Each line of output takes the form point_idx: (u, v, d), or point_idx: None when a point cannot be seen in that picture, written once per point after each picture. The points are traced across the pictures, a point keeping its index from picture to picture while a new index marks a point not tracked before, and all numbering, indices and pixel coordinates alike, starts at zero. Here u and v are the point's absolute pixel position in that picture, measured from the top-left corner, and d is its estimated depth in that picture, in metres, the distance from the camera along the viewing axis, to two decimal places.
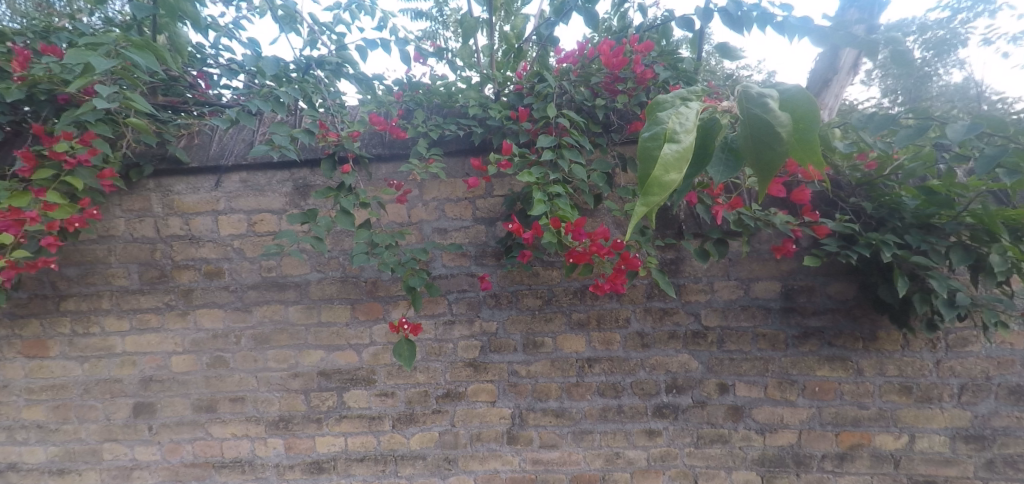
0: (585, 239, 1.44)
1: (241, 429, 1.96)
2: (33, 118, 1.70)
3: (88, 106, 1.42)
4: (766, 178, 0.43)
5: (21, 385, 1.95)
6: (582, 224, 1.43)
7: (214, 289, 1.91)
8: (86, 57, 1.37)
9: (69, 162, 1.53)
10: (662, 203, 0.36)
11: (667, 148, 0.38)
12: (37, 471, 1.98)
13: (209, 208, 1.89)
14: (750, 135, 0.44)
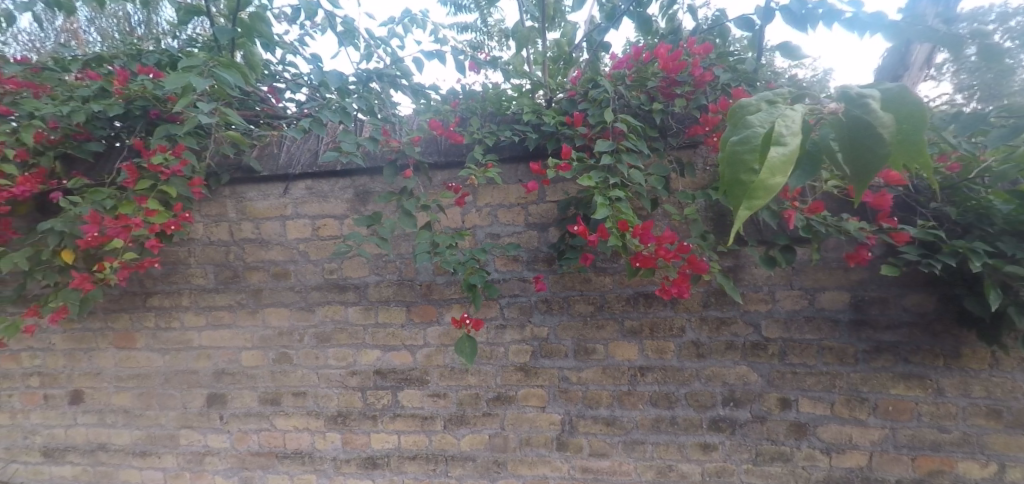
0: (652, 242, 1.40)
1: (302, 422, 2.05)
2: (126, 133, 1.86)
3: (191, 120, 1.58)
4: (866, 180, 0.42)
5: (112, 373, 2.14)
6: (650, 227, 1.38)
7: (281, 289, 2.03)
8: (185, 78, 1.50)
9: (164, 174, 1.66)
10: (768, 207, 0.35)
11: (775, 151, 0.36)
12: (124, 452, 2.16)
13: (278, 213, 2.01)
14: (848, 138, 0.44)
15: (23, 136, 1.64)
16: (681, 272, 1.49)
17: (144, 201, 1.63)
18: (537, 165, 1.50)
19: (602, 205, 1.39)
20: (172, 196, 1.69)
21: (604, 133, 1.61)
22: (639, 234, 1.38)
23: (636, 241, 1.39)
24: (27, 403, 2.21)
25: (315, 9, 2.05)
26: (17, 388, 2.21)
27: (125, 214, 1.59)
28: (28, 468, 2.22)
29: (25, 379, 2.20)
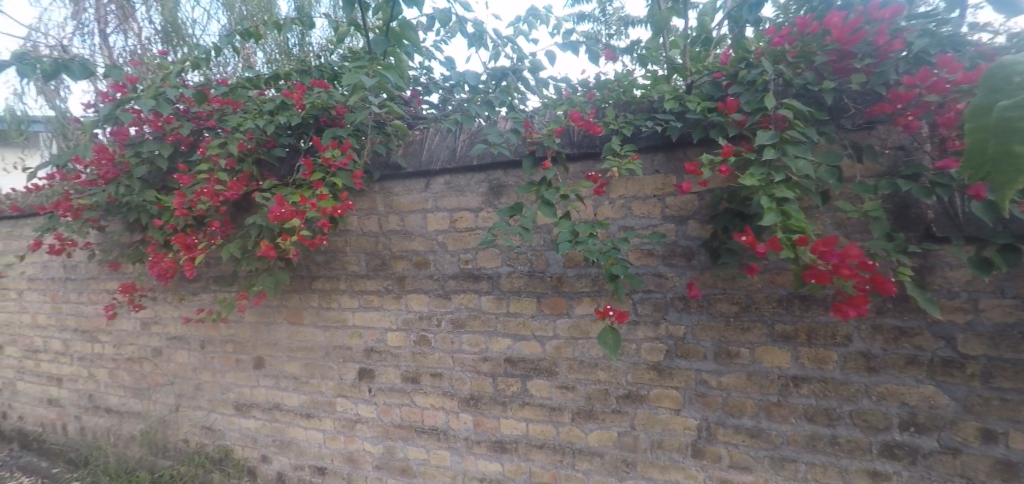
0: (834, 259, 1.21)
1: (439, 402, 2.16)
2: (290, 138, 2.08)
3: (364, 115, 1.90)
4: None
5: (286, 345, 2.39)
6: (833, 242, 1.20)
7: (422, 277, 2.16)
8: (358, 78, 1.79)
9: (333, 167, 1.88)
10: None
11: None
12: (293, 413, 2.39)
13: (420, 207, 2.16)
14: None
15: (230, 147, 1.94)
16: (861, 291, 1.26)
17: (318, 186, 1.86)
18: (692, 166, 1.40)
19: (768, 211, 1.27)
20: (339, 186, 1.92)
21: (762, 122, 1.46)
22: (819, 250, 1.21)
23: (812, 256, 1.22)
24: (223, 365, 2.50)
25: (451, 15, 2.17)
26: (216, 352, 2.50)
27: (304, 198, 1.81)
28: (224, 418, 2.51)
29: (221, 345, 2.50)
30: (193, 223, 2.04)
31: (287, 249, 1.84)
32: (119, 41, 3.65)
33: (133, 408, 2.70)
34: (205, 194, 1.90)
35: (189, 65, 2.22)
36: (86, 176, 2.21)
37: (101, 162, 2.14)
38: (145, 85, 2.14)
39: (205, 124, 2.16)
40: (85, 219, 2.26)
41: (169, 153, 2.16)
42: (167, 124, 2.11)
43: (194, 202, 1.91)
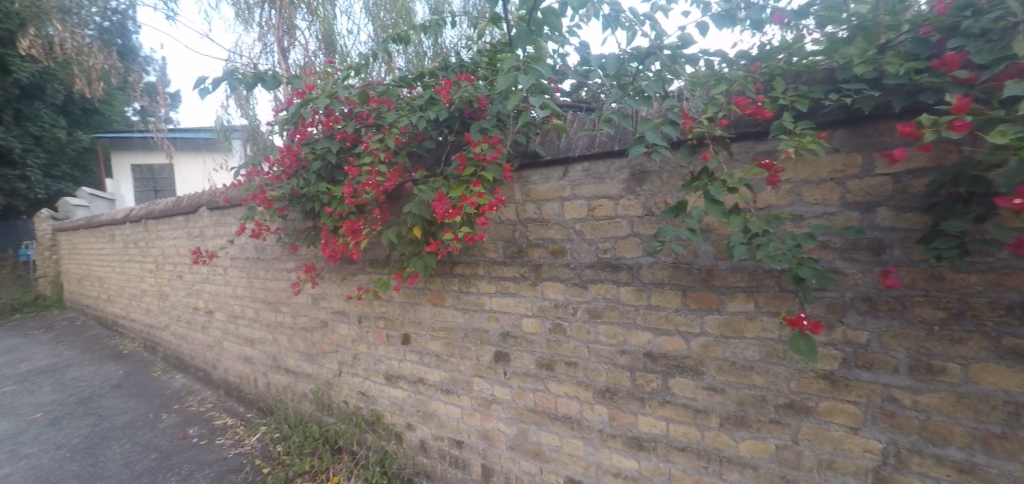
0: None
1: (573, 390, 2.12)
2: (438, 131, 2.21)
3: (525, 113, 1.87)
4: None
5: (428, 324, 2.51)
6: None
7: (558, 266, 2.14)
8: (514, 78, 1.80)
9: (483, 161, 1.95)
10: None
11: None
12: (434, 388, 2.49)
13: (557, 195, 2.14)
14: None
15: (387, 142, 2.10)
16: None
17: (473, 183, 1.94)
18: (906, 129, 1.16)
19: None
20: (490, 181, 1.97)
21: (1005, 72, 1.17)
22: None
23: None
24: (377, 339, 2.70)
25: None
26: (371, 326, 2.71)
27: (462, 193, 1.91)
28: (376, 386, 2.70)
29: (376, 320, 2.69)
30: (354, 213, 2.25)
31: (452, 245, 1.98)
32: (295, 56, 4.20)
33: (305, 370, 3.01)
34: (369, 184, 2.07)
35: (352, 72, 2.49)
36: (272, 173, 2.63)
37: (286, 160, 2.51)
38: (319, 91, 2.40)
39: (365, 122, 2.33)
40: (275, 207, 2.60)
41: (337, 151, 2.37)
42: (337, 123, 2.32)
43: (362, 191, 2.09)
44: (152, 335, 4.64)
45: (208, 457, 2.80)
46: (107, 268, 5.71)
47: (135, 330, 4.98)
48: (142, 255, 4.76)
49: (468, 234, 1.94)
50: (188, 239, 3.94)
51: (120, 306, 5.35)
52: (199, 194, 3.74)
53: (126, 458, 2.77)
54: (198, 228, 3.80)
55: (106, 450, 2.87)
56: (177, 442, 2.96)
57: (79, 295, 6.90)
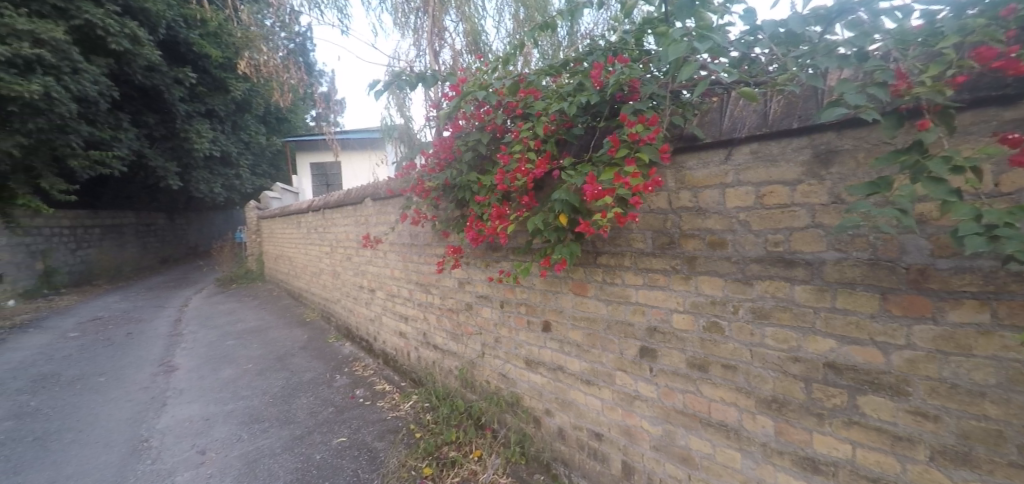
0: None
1: (729, 396, 1.90)
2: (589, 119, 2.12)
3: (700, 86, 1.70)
4: None
5: (570, 313, 2.45)
6: None
7: (717, 259, 1.92)
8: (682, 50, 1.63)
9: (639, 142, 1.80)
10: None
11: None
12: (574, 377, 2.44)
13: (718, 181, 1.92)
14: None
15: (536, 129, 2.07)
16: None
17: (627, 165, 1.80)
18: None
19: None
20: (644, 162, 1.81)
21: None
22: None
23: None
24: (518, 324, 2.71)
25: None
26: (513, 311, 2.73)
27: (616, 175, 1.78)
28: (516, 369, 2.72)
29: (516, 306, 2.70)
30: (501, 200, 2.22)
31: (602, 227, 1.85)
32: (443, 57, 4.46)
33: (451, 348, 3.20)
34: (518, 172, 2.03)
35: (500, 63, 2.49)
36: (427, 164, 2.68)
37: (440, 154, 2.54)
38: (472, 85, 2.43)
39: (515, 112, 2.27)
40: (432, 197, 2.70)
41: (488, 143, 2.32)
42: (489, 115, 2.29)
43: (511, 179, 2.05)
44: (328, 306, 5.45)
45: (372, 416, 3.18)
46: (294, 249, 6.84)
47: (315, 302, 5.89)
48: (321, 239, 5.58)
49: (620, 215, 1.79)
50: (356, 226, 4.50)
51: (304, 282, 6.38)
52: (365, 187, 4.24)
53: (311, 409, 3.30)
54: (363, 216, 4.31)
55: (296, 399, 3.45)
56: (347, 400, 3.42)
57: (275, 270, 8.41)
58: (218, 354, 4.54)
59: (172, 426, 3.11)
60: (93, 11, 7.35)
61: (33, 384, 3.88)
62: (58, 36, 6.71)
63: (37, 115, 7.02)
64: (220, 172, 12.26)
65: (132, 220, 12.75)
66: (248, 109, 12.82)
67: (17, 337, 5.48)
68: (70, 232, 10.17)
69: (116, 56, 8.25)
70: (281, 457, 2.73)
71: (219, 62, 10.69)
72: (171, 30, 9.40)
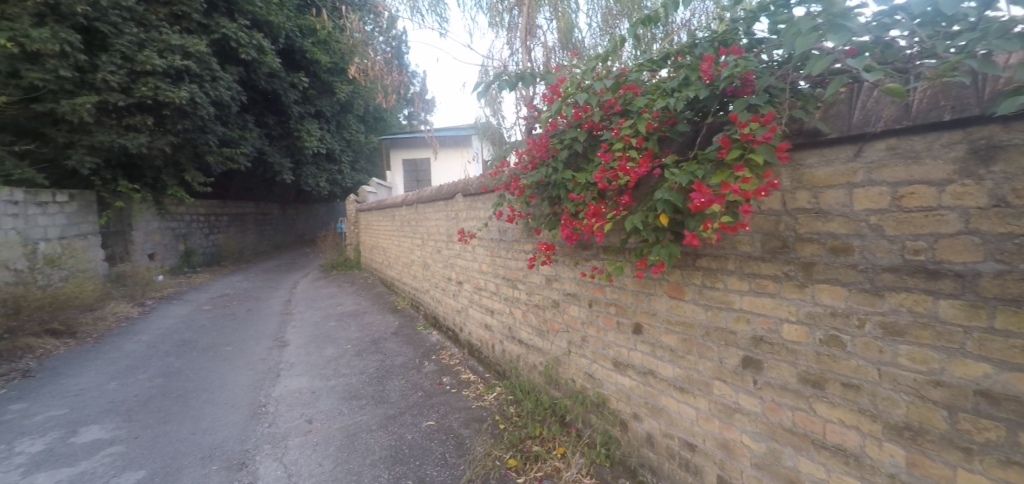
0: None
1: (849, 417, 1.64)
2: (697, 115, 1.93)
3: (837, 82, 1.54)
4: None
5: (663, 316, 2.32)
6: None
7: (839, 265, 1.63)
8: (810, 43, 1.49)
9: (753, 143, 1.58)
10: None
11: None
12: (666, 383, 2.32)
13: (844, 180, 1.63)
14: None
15: (638, 126, 1.92)
16: None
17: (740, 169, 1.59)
18: None
19: None
20: (759, 164, 1.58)
21: None
22: None
23: None
24: (606, 324, 2.63)
25: None
26: (602, 311, 2.65)
27: (725, 180, 1.60)
28: (603, 370, 2.67)
29: (606, 305, 2.62)
30: (596, 198, 2.12)
31: (709, 234, 1.71)
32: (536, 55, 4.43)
33: (536, 344, 3.22)
34: (619, 171, 1.90)
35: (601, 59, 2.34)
36: (520, 162, 2.66)
37: (534, 151, 2.48)
38: (569, 84, 2.33)
39: (615, 110, 2.08)
40: (525, 195, 2.58)
41: (584, 141, 2.22)
42: (585, 113, 2.16)
43: (612, 177, 1.94)
44: (417, 296, 5.75)
45: (458, 404, 3.30)
46: (389, 240, 7.31)
47: (407, 291, 6.23)
48: (414, 233, 5.89)
49: (728, 223, 1.65)
50: (447, 221, 4.69)
51: (396, 272, 6.80)
52: (456, 183, 4.40)
53: (403, 391, 3.50)
54: (454, 212, 4.48)
55: (389, 381, 3.67)
56: (436, 386, 3.59)
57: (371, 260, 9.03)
58: (322, 333, 4.99)
59: (285, 394, 3.46)
60: (228, 25, 8.40)
61: (178, 348, 4.53)
62: (202, 48, 7.76)
63: (185, 117, 8.14)
64: (324, 168, 13.43)
65: (253, 211, 14.48)
66: (348, 109, 13.82)
67: (168, 306, 6.47)
68: (205, 220, 11.74)
69: (245, 65, 9.36)
70: (377, 433, 2.93)
71: (329, 67, 11.67)
72: (288, 40, 10.39)
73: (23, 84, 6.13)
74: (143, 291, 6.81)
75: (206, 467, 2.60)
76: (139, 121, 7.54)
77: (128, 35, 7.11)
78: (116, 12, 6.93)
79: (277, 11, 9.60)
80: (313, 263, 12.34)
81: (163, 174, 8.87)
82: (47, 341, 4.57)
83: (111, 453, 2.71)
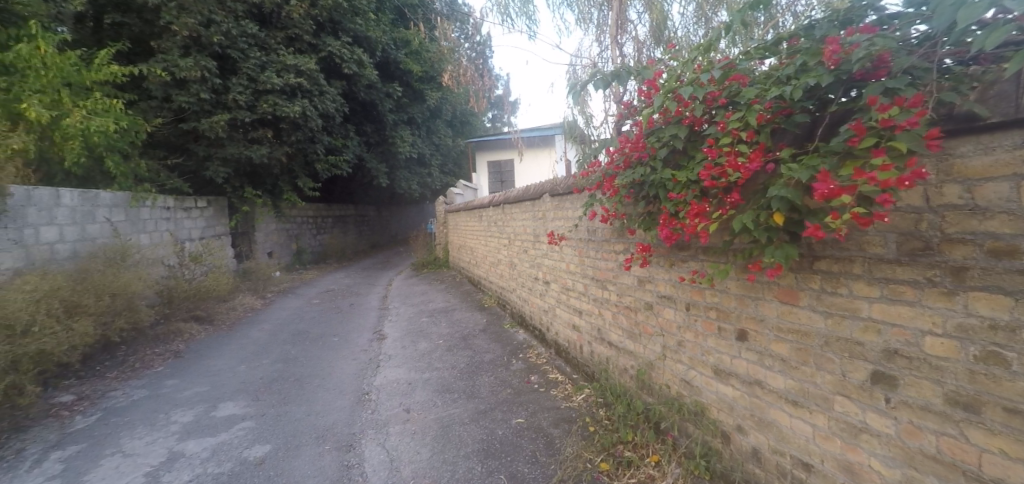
0: None
1: (1015, 449, 1.34)
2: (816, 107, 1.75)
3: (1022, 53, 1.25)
4: None
5: (774, 322, 2.09)
6: None
7: (1002, 272, 1.33)
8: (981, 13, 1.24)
9: (895, 128, 1.37)
10: None
11: None
12: (776, 395, 2.11)
13: (1007, 171, 1.34)
14: None
15: (747, 119, 1.78)
16: None
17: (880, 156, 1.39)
18: None
19: None
20: (902, 152, 1.37)
21: None
22: None
23: None
24: (706, 329, 2.47)
25: None
26: (700, 315, 2.50)
27: (860, 169, 1.40)
28: (701, 378, 2.52)
29: (705, 309, 2.46)
30: (700, 197, 2.01)
31: (839, 228, 1.49)
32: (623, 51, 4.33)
33: (628, 347, 3.14)
34: (727, 168, 1.79)
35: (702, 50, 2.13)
36: (613, 161, 2.57)
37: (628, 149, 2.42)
38: (669, 79, 2.22)
39: (719, 103, 1.95)
40: (621, 194, 2.51)
41: (684, 137, 2.10)
42: (684, 107, 2.04)
43: (718, 174, 1.83)
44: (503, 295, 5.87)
45: (546, 403, 3.32)
46: (475, 240, 7.56)
47: (493, 289, 6.38)
48: (501, 232, 6.02)
49: (863, 217, 1.42)
50: (533, 221, 4.75)
51: (483, 271, 7.01)
52: (543, 184, 4.44)
53: (493, 387, 3.60)
54: (541, 212, 4.53)
55: (479, 377, 3.79)
56: (524, 384, 3.64)
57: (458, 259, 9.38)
58: (415, 328, 5.29)
59: (384, 384, 3.71)
60: (333, 43, 9.19)
61: (294, 337, 5.04)
62: (311, 66, 8.53)
63: (298, 129, 8.97)
64: (414, 172, 14.24)
65: (353, 213, 15.75)
66: (439, 116, 14.63)
67: (283, 299, 7.24)
68: (313, 222, 12.95)
69: (347, 78, 10.13)
70: (469, 427, 3.04)
71: (419, 76, 12.32)
72: (384, 53, 11.14)
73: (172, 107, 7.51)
74: (263, 285, 7.69)
75: (320, 447, 2.85)
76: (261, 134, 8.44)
77: (252, 59, 8.12)
78: (244, 40, 7.99)
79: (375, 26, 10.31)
80: (405, 261, 13.10)
81: (280, 180, 9.85)
82: (193, 327, 5.33)
83: (243, 427, 3.08)
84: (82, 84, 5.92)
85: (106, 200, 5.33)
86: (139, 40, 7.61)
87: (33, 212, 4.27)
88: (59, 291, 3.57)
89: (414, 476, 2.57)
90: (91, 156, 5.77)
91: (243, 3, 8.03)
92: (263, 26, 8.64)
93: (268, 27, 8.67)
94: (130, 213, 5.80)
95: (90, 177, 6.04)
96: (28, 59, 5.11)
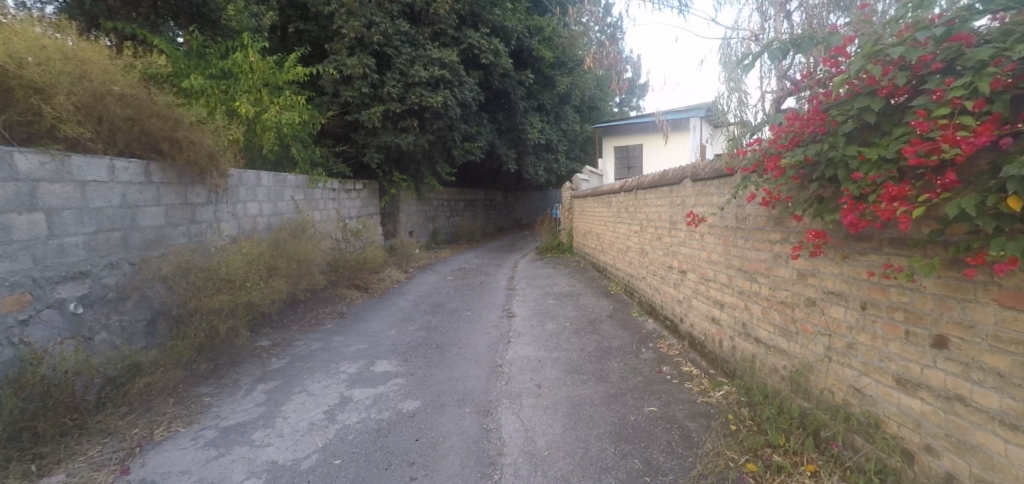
0: None
1: None
2: None
3: None
4: None
5: (989, 331, 1.65)
6: None
7: None
8: None
9: None
10: None
11: None
12: (988, 415, 1.69)
13: None
14: None
15: (977, 85, 1.49)
16: None
17: None
18: None
19: None
20: None
21: None
22: None
23: None
24: (887, 333, 2.13)
25: None
26: (880, 317, 2.16)
27: None
28: (878, 387, 2.19)
29: (889, 311, 2.11)
30: (898, 178, 1.75)
31: None
32: (789, 22, 3.89)
33: (780, 346, 2.89)
34: (942, 142, 1.52)
35: (911, 7, 1.81)
36: (778, 141, 2.32)
37: (795, 126, 2.18)
38: (865, 43, 1.95)
39: (931, 68, 1.68)
40: (787, 176, 2.24)
41: (878, 111, 1.85)
42: (882, 76, 1.79)
43: (930, 149, 1.55)
44: (632, 283, 5.76)
45: (681, 395, 3.24)
46: (603, 227, 7.51)
47: (621, 277, 6.30)
48: (632, 218, 5.89)
49: None
50: (671, 207, 4.58)
51: (609, 258, 6.94)
52: (684, 168, 4.26)
53: (622, 373, 3.59)
54: (680, 197, 4.34)
55: (608, 361, 3.80)
56: (656, 374, 3.57)
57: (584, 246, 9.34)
58: (543, 308, 5.46)
59: (516, 359, 3.91)
60: (473, 36, 9.68)
61: (433, 308, 5.54)
62: (454, 59, 8.94)
63: (439, 118, 9.41)
64: (542, 158, 14.59)
65: (482, 198, 16.61)
66: (567, 102, 14.65)
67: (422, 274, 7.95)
68: (448, 205, 13.96)
69: (484, 68, 10.55)
70: (601, 409, 3.08)
71: (551, 62, 12.49)
72: (518, 42, 11.44)
73: (340, 101, 8.73)
74: (406, 261, 8.52)
75: (462, 408, 3.11)
76: (408, 124, 9.15)
77: (404, 55, 8.88)
78: (398, 37, 8.82)
79: (511, 16, 10.62)
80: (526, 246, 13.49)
81: (422, 166, 10.38)
82: (353, 293, 6.14)
83: (397, 383, 3.48)
84: (277, 83, 7.12)
85: (292, 182, 6.34)
86: (317, 44, 8.99)
87: (244, 191, 5.24)
88: (263, 255, 4.36)
89: (548, 447, 2.68)
90: (281, 145, 6.88)
91: (398, 3, 8.87)
92: (413, 24, 9.43)
93: (418, 24, 9.42)
94: (307, 193, 6.84)
95: (281, 163, 7.19)
96: (241, 65, 6.47)
